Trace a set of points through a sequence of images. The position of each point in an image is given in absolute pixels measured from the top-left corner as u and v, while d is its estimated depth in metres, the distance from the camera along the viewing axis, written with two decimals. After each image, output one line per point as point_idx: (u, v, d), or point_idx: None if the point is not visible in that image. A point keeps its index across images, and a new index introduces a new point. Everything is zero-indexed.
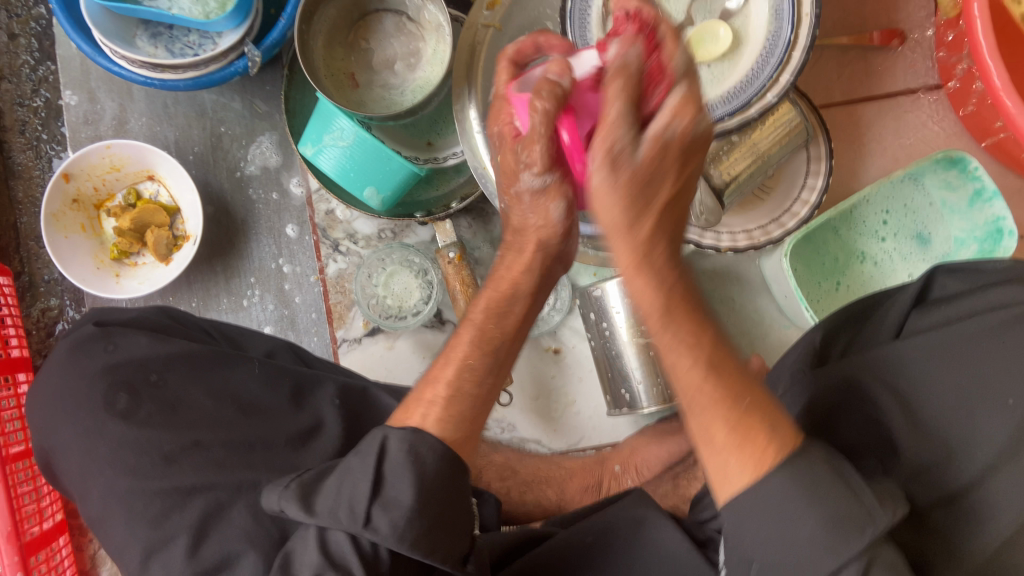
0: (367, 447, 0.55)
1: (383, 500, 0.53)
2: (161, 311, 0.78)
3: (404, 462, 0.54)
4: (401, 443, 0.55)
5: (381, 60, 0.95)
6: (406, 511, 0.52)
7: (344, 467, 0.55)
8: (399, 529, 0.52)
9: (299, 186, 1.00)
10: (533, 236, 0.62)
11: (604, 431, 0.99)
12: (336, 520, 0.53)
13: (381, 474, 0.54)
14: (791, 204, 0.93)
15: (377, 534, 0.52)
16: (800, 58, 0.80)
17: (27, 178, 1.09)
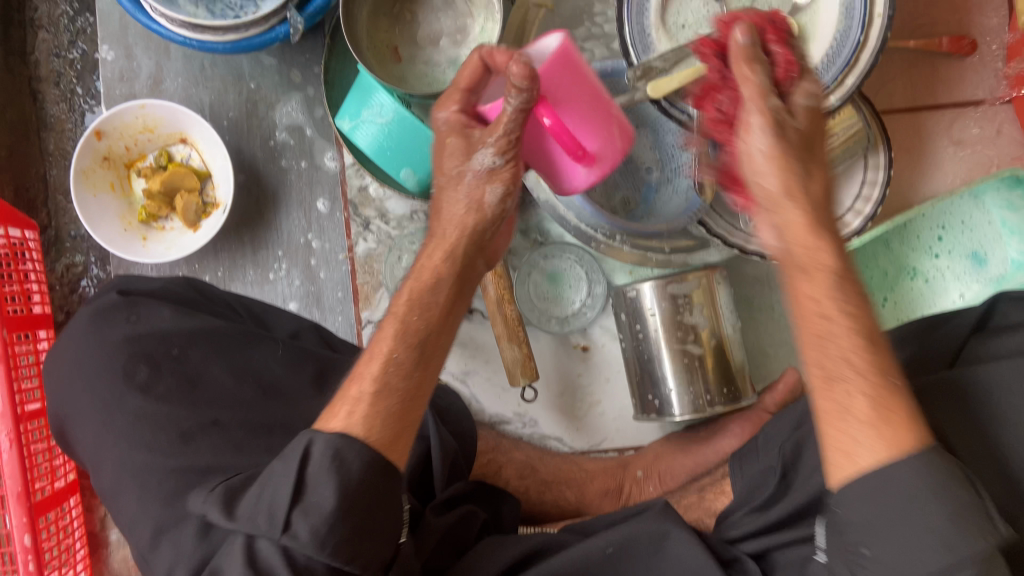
0: (293, 447, 0.52)
1: (303, 505, 0.50)
2: (190, 284, 0.76)
3: (332, 469, 0.50)
4: (326, 452, 0.51)
5: (427, 34, 0.91)
6: (326, 517, 0.49)
7: (267, 473, 0.52)
8: (320, 537, 0.49)
9: (334, 160, 0.98)
10: (458, 227, 0.61)
11: (628, 434, 0.96)
12: (254, 525, 0.50)
13: (301, 478, 0.50)
14: (842, 213, 0.87)
15: (296, 540, 0.49)
16: (868, 61, 0.77)
17: (59, 130, 1.16)
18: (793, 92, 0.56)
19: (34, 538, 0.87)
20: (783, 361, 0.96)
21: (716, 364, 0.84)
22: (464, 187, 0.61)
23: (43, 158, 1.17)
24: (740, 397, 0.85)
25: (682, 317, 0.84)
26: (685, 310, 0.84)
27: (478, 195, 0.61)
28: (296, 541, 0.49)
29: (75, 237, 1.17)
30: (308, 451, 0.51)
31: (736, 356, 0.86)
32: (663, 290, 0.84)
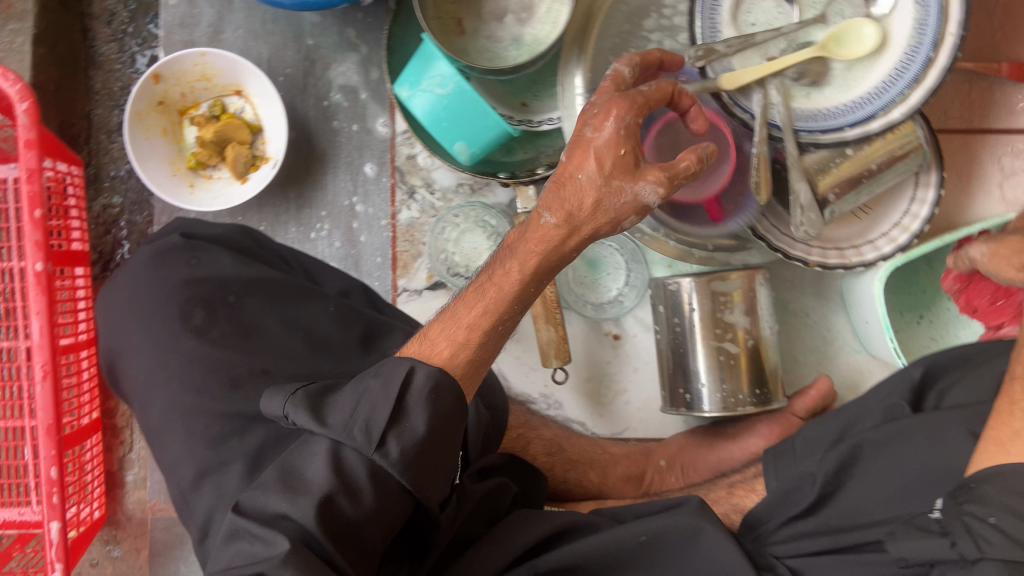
0: (393, 367, 0.55)
1: (398, 428, 0.53)
2: (243, 233, 0.76)
3: (426, 399, 0.54)
4: (427, 380, 0.55)
5: (493, 10, 0.91)
6: (417, 441, 0.53)
7: (363, 387, 0.55)
8: (407, 459, 0.53)
9: (386, 126, 0.98)
10: (592, 223, 0.58)
11: (651, 426, 0.97)
12: (349, 436, 0.53)
13: (400, 400, 0.54)
14: (888, 228, 0.88)
15: (387, 458, 0.53)
16: (934, 80, 0.77)
17: (107, 69, 1.17)
18: (973, 250, 0.82)
19: (59, 471, 0.88)
20: (812, 368, 0.97)
21: (750, 364, 0.85)
22: (614, 199, 0.58)
23: (90, 96, 1.18)
24: (771, 399, 0.85)
25: (722, 314, 0.84)
26: (725, 309, 0.84)
27: (624, 203, 0.58)
28: (385, 459, 0.53)
29: (115, 177, 1.17)
30: (410, 373, 0.55)
31: (770, 360, 0.86)
32: (707, 286, 0.84)
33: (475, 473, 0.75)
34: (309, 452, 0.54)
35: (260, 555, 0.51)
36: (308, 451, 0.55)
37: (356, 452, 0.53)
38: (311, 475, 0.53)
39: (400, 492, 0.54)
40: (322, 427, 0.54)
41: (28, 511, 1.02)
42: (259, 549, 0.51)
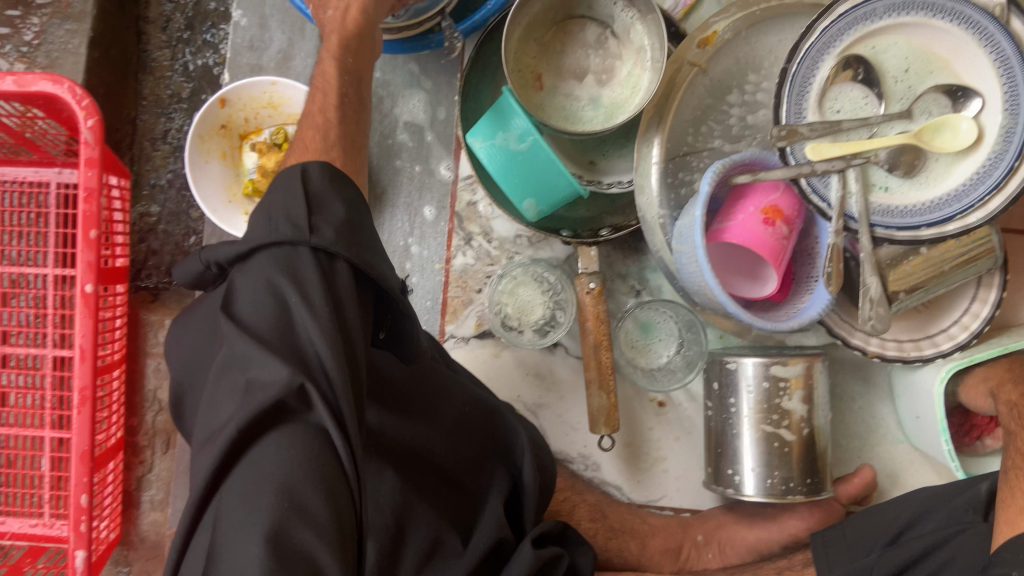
0: (284, 177, 0.56)
1: (318, 212, 0.54)
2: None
3: (332, 186, 0.56)
4: (321, 176, 0.56)
5: (573, 67, 0.90)
6: (341, 222, 0.54)
7: (266, 204, 0.55)
8: (343, 234, 0.53)
9: (449, 169, 0.97)
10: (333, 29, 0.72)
11: (687, 495, 0.96)
12: (279, 231, 0.52)
13: (310, 195, 0.54)
14: (948, 324, 0.87)
15: (323, 238, 0.52)
16: (1016, 189, 0.73)
17: (157, 75, 1.15)
18: None
19: (90, 498, 0.86)
20: (854, 454, 0.97)
21: (802, 452, 0.85)
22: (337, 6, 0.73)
23: (136, 101, 1.15)
24: (821, 489, 0.85)
25: (780, 400, 0.84)
26: (783, 395, 0.84)
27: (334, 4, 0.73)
28: (322, 242, 0.53)
29: (154, 186, 1.15)
30: (305, 175, 0.55)
31: (822, 448, 0.86)
32: (766, 370, 0.84)
33: (533, 540, 0.73)
34: (249, 267, 0.53)
35: (257, 385, 0.47)
36: (241, 271, 0.54)
37: (291, 246, 0.52)
38: (292, 331, 0.49)
39: (348, 269, 0.54)
40: (246, 243, 0.54)
41: (42, 525, 1.00)
42: (261, 378, 0.47)
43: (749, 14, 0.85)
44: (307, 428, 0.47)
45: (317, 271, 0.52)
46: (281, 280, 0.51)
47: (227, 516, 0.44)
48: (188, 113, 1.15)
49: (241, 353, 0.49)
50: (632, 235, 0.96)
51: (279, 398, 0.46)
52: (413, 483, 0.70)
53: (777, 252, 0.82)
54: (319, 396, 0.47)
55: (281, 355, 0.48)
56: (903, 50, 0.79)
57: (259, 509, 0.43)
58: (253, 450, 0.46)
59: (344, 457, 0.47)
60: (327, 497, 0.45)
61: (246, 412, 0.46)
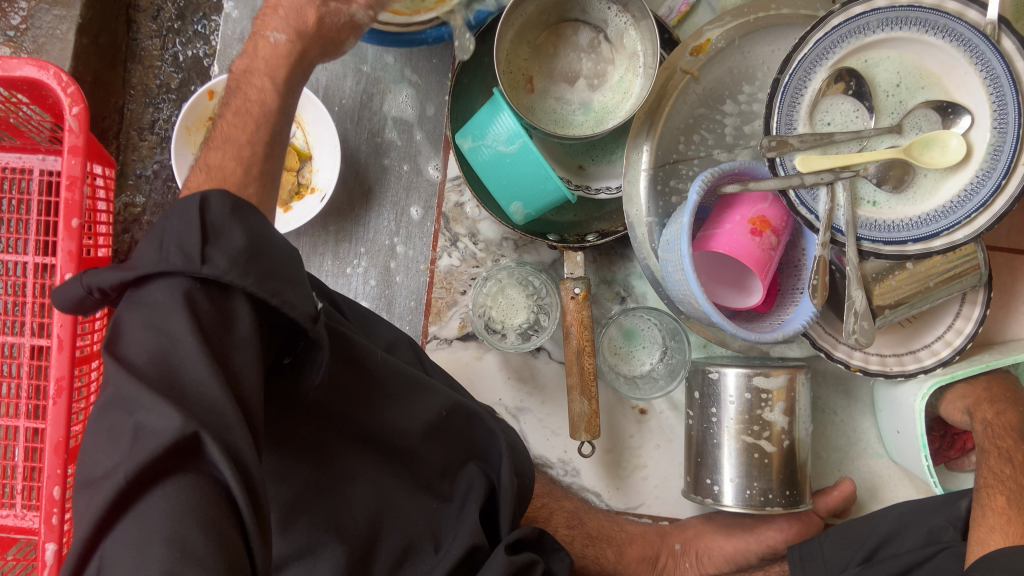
0: (182, 203, 0.50)
1: (214, 244, 0.49)
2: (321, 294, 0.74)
3: (232, 216, 0.50)
4: (222, 204, 0.50)
5: (566, 70, 0.90)
6: (241, 253, 0.49)
7: (158, 227, 0.50)
8: (239, 265, 0.49)
9: (437, 169, 0.96)
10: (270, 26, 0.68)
11: (666, 504, 0.96)
12: (171, 266, 0.48)
13: (206, 225, 0.49)
14: (932, 340, 0.87)
15: (217, 273, 0.48)
16: (1003, 207, 0.74)
17: (147, 65, 1.14)
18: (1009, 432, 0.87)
19: (63, 490, 0.85)
20: (834, 466, 0.98)
21: (782, 464, 0.84)
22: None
23: (125, 90, 1.14)
24: (799, 501, 0.85)
25: (761, 412, 0.84)
26: (765, 406, 0.84)
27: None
28: (215, 272, 0.48)
29: (140, 177, 1.14)
30: (204, 204, 0.50)
31: (802, 460, 0.86)
32: (748, 380, 0.84)
33: (508, 546, 0.73)
34: (144, 295, 0.49)
35: (144, 431, 0.44)
36: (135, 299, 0.50)
37: (186, 281, 0.48)
38: (184, 372, 0.46)
39: (247, 302, 0.50)
40: (133, 271, 0.49)
41: (13, 516, 0.99)
42: (150, 425, 0.44)
43: (743, 23, 0.84)
44: (198, 477, 0.45)
45: (206, 306, 0.48)
46: (172, 319, 0.47)
47: (111, 563, 0.43)
48: (176, 103, 1.14)
49: (126, 395, 0.46)
50: (619, 241, 0.96)
51: (170, 446, 0.44)
52: (383, 485, 0.72)
53: (763, 263, 0.81)
54: (213, 442, 0.45)
55: (173, 398, 0.46)
56: (894, 64, 0.79)
57: (146, 560, 0.42)
58: (145, 499, 0.44)
59: (241, 503, 0.46)
60: (215, 544, 0.43)
61: (137, 459, 0.44)
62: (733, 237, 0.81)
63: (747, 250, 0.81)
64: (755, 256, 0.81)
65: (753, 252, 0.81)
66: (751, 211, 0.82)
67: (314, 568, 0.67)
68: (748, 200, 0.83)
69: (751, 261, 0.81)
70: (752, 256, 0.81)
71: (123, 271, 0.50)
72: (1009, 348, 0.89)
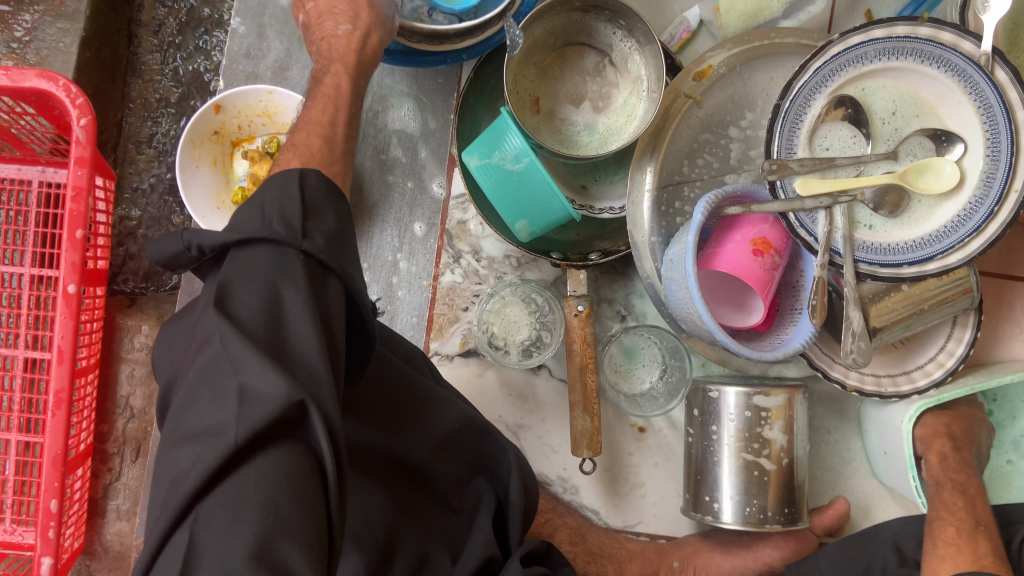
0: (282, 177, 0.56)
1: (312, 219, 0.54)
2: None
3: (326, 196, 0.57)
4: (319, 184, 0.57)
5: (571, 92, 0.92)
6: (332, 233, 0.54)
7: (260, 198, 0.54)
8: (333, 241, 0.54)
9: (441, 187, 0.97)
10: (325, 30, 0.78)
11: (663, 522, 0.97)
12: (275, 228, 0.51)
13: (306, 200, 0.55)
14: (925, 361, 0.90)
15: (316, 244, 0.52)
16: (994, 233, 0.76)
17: (146, 79, 1.14)
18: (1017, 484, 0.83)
19: (59, 503, 0.84)
20: (828, 485, 0.99)
21: (781, 483, 0.86)
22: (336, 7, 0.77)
23: (123, 104, 1.14)
24: (797, 519, 0.86)
25: (761, 430, 0.85)
26: (765, 425, 0.85)
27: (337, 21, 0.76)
28: (313, 246, 0.52)
29: (136, 190, 1.13)
30: (303, 181, 0.56)
31: (800, 479, 0.87)
32: (748, 399, 0.85)
33: (521, 557, 0.73)
34: (245, 259, 0.51)
35: (250, 394, 0.45)
36: (235, 261, 0.52)
37: (289, 248, 0.51)
38: (288, 341, 0.48)
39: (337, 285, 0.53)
40: (235, 233, 0.52)
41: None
42: (258, 391, 0.45)
43: (745, 50, 0.86)
44: (300, 445, 0.46)
45: (309, 273, 0.51)
46: (283, 284, 0.50)
47: (207, 519, 0.43)
48: (175, 118, 1.14)
49: (234, 354, 0.46)
50: (619, 261, 0.97)
51: (280, 412, 0.45)
52: (401, 498, 0.72)
53: (764, 282, 0.83)
54: (318, 410, 0.46)
55: (278, 364, 0.47)
56: (891, 93, 0.82)
57: (243, 522, 0.42)
58: (248, 463, 0.45)
59: (328, 470, 0.47)
60: (306, 512, 0.44)
61: (248, 422, 0.44)
62: (742, 254, 0.83)
63: (756, 267, 0.83)
64: (762, 273, 0.83)
65: (762, 268, 0.83)
66: (761, 227, 0.84)
67: None
68: (756, 218, 0.85)
69: (759, 278, 0.83)
70: (759, 273, 0.83)
71: (226, 233, 0.52)
72: (999, 370, 0.91)
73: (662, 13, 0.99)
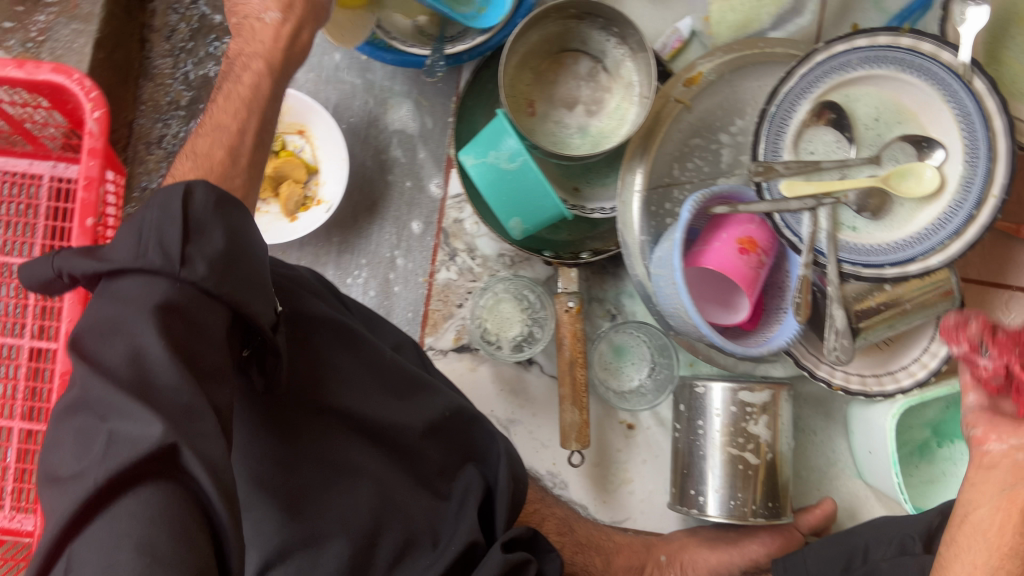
0: (165, 194, 0.54)
1: (193, 241, 0.52)
2: (314, 283, 0.80)
3: (213, 213, 0.55)
4: (207, 197, 0.55)
5: (565, 96, 0.95)
6: (218, 254, 0.53)
7: (139, 217, 0.53)
8: (216, 267, 0.53)
9: (439, 187, 1.00)
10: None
11: (650, 518, 0.98)
12: (145, 257, 0.51)
13: (189, 220, 0.53)
14: (909, 362, 0.92)
15: (195, 272, 0.51)
16: (973, 237, 0.76)
17: (158, 82, 1.18)
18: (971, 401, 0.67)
19: None
20: (814, 485, 1.01)
21: (765, 478, 0.87)
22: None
23: (135, 106, 1.18)
24: (781, 514, 0.88)
25: (746, 425, 0.87)
26: (750, 420, 0.87)
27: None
28: (194, 274, 0.52)
29: (145, 189, 1.17)
30: (188, 196, 0.54)
31: (784, 475, 0.89)
32: (734, 395, 0.87)
33: (503, 545, 0.75)
34: (117, 287, 0.52)
35: (120, 437, 0.44)
36: (109, 289, 0.52)
37: (166, 276, 0.51)
38: (162, 374, 0.48)
39: (223, 309, 0.53)
40: (112, 262, 0.52)
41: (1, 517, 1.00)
42: (133, 433, 0.45)
43: (733, 58, 0.90)
44: (170, 487, 0.45)
45: (185, 301, 0.51)
46: (157, 312, 0.49)
47: (80, 563, 0.42)
48: (185, 120, 1.18)
49: (104, 397, 0.46)
50: (610, 260, 1.00)
51: (149, 453, 0.44)
52: (388, 483, 0.74)
53: (750, 280, 0.86)
54: (191, 449, 0.45)
55: (146, 401, 0.46)
56: (874, 100, 0.85)
57: (116, 562, 0.41)
58: (114, 503, 0.44)
59: (212, 508, 0.46)
60: (188, 549, 0.43)
61: (111, 465, 0.44)
62: (727, 253, 0.86)
63: (740, 266, 0.85)
64: (745, 272, 0.85)
65: (744, 269, 0.85)
66: (745, 226, 0.86)
67: (319, 558, 0.68)
68: (740, 219, 0.87)
69: (742, 278, 0.85)
70: (742, 272, 0.85)
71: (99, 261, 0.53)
72: None
73: (656, 24, 1.02)
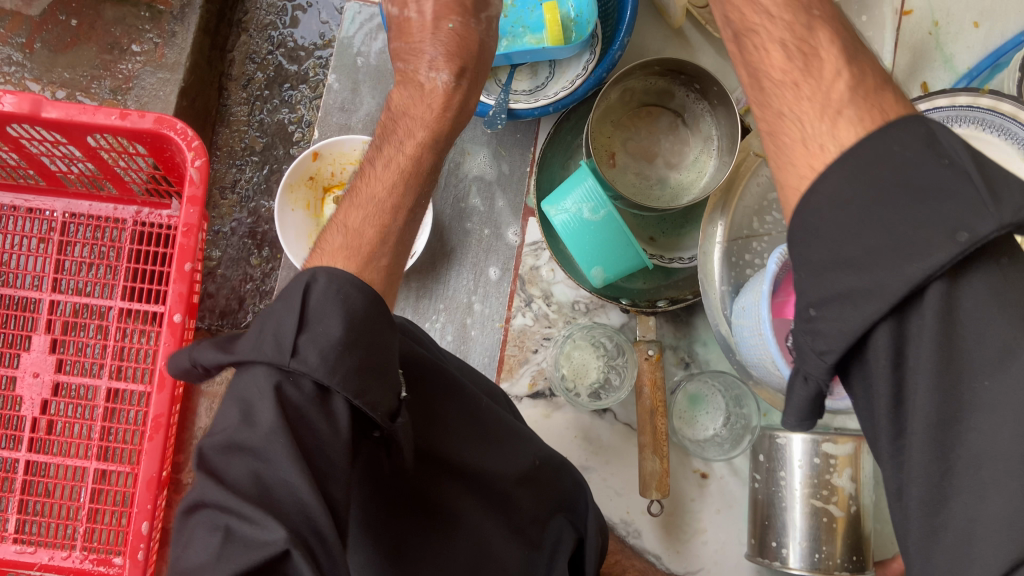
0: (290, 287, 0.55)
1: (309, 334, 0.52)
2: (414, 331, 0.79)
3: (333, 300, 0.54)
4: (327, 286, 0.55)
5: (645, 149, 0.98)
6: (334, 345, 0.51)
7: (266, 313, 0.54)
8: (329, 361, 0.51)
9: (516, 235, 1.02)
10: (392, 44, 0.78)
11: (724, 569, 0.98)
12: (259, 352, 0.51)
13: (306, 311, 0.53)
14: None
15: (305, 365, 0.50)
16: None
17: (233, 128, 1.21)
18: None
19: (149, 525, 0.89)
20: (890, 540, 1.00)
21: (848, 531, 0.87)
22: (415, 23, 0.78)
23: (211, 151, 1.21)
24: (865, 568, 0.87)
25: (829, 476, 0.87)
26: (833, 472, 0.87)
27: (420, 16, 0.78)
28: (305, 365, 0.50)
29: (218, 232, 1.20)
30: (309, 286, 0.54)
31: (867, 528, 0.88)
32: (815, 447, 0.87)
33: None
34: (241, 381, 0.52)
35: (237, 537, 0.45)
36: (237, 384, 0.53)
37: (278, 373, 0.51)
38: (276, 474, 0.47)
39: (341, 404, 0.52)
40: (234, 355, 0.53)
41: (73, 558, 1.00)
42: (254, 537, 0.45)
43: None
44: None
45: (299, 401, 0.50)
46: (265, 409, 0.49)
47: None
48: (258, 165, 1.21)
49: (220, 503, 0.46)
50: (684, 308, 1.01)
51: (267, 560, 0.44)
52: (485, 532, 0.73)
53: None
54: (302, 556, 0.45)
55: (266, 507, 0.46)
56: None
57: None
58: None
59: None
60: None
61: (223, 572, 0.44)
62: None
63: None
64: None
65: None
66: None
67: None
68: None
69: None
70: None
71: (223, 354, 0.53)
72: None
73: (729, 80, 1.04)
